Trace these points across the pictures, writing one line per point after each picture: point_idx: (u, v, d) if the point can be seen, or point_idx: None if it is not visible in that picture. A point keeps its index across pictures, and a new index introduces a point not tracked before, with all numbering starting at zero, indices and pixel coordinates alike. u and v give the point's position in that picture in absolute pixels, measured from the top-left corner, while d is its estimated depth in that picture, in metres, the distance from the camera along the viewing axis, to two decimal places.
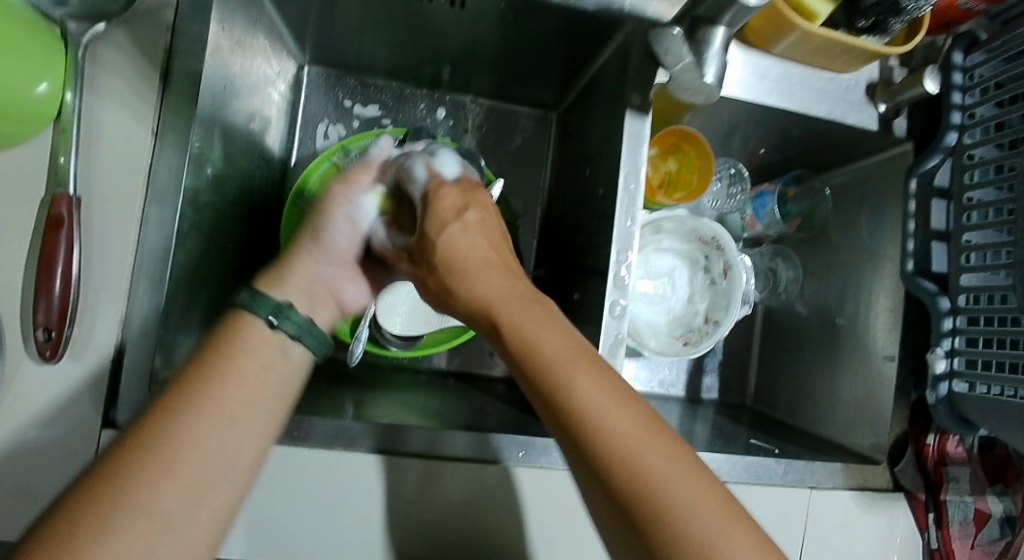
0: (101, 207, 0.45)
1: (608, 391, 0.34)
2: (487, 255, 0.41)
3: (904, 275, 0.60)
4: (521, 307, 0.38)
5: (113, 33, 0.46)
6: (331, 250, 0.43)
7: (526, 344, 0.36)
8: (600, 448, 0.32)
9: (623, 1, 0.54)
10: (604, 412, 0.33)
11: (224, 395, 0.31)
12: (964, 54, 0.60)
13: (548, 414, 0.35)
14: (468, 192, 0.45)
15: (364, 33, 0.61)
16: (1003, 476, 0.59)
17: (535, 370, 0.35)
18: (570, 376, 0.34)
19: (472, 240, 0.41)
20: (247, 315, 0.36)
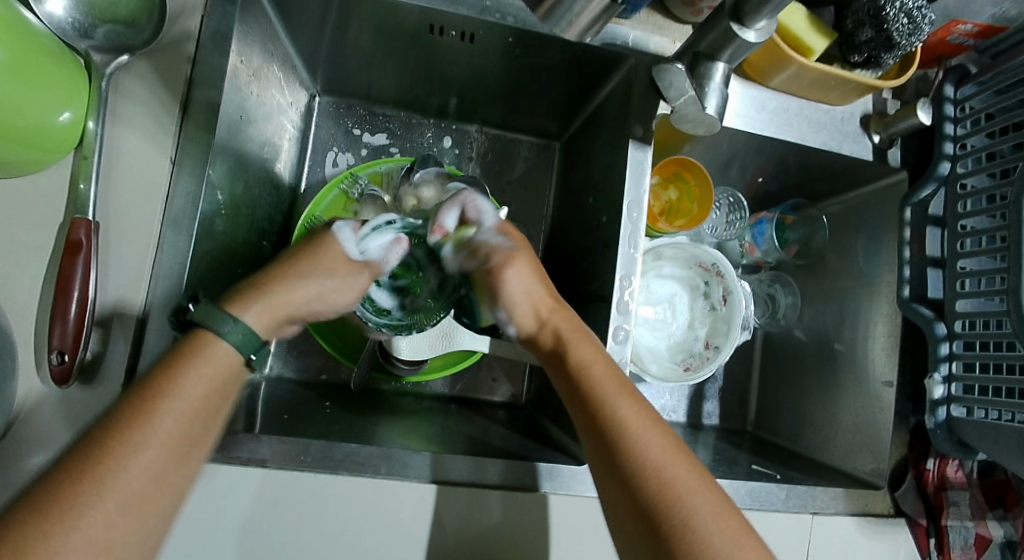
0: (118, 231, 0.46)
1: (646, 419, 0.41)
2: (546, 300, 0.49)
3: (901, 301, 0.62)
4: (577, 346, 0.45)
5: (135, 64, 0.48)
6: (318, 298, 0.44)
7: (575, 370, 0.44)
8: (631, 455, 0.39)
9: (627, 38, 0.57)
10: (637, 427, 0.40)
11: (173, 419, 0.34)
12: (955, 87, 0.63)
13: (588, 427, 0.42)
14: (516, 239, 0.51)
15: (376, 64, 0.63)
16: (1002, 500, 0.60)
17: (582, 389, 0.43)
18: (610, 397, 0.42)
19: (527, 287, 0.49)
20: (216, 339, 0.38)
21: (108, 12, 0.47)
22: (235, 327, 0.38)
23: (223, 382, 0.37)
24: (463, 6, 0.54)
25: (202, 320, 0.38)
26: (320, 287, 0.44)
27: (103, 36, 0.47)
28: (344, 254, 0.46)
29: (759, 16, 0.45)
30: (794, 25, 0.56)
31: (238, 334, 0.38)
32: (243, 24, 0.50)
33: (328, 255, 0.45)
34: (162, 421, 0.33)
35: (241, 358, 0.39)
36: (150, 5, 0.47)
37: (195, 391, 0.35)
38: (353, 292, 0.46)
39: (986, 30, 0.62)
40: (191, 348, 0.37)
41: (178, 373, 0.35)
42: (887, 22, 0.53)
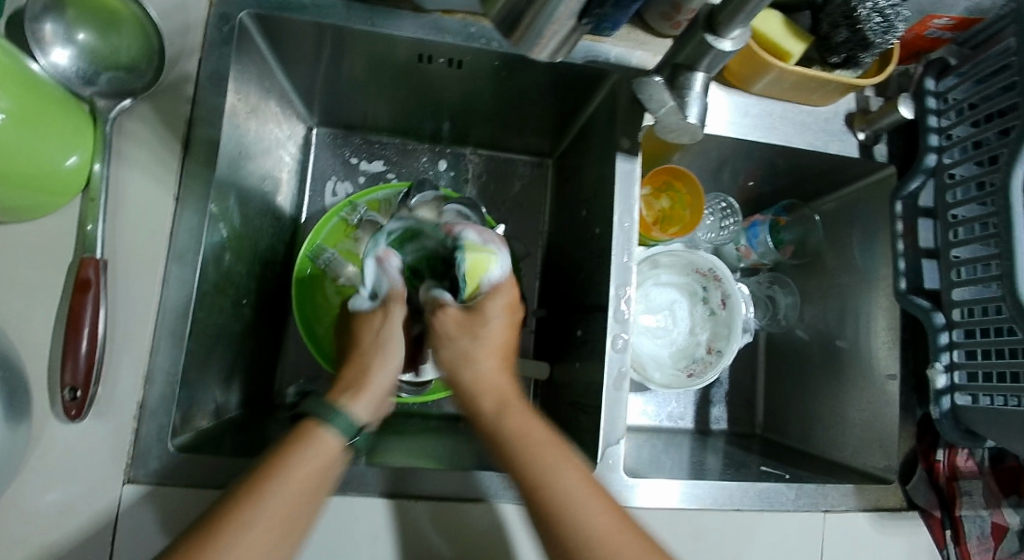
0: (126, 267, 0.47)
1: (588, 490, 0.41)
2: (485, 366, 0.46)
3: (898, 293, 0.63)
4: (514, 412, 0.45)
5: (138, 108, 0.49)
6: (389, 358, 0.47)
7: (512, 443, 0.43)
8: (571, 537, 0.39)
9: (609, 54, 0.59)
10: (576, 506, 0.40)
11: (280, 498, 0.37)
12: (936, 80, 0.65)
13: (528, 505, 0.41)
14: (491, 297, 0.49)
15: (370, 94, 0.65)
16: (1016, 487, 0.60)
17: (519, 465, 0.42)
18: (551, 473, 0.41)
19: (461, 353, 0.46)
20: (323, 426, 0.42)
21: (111, 60, 0.48)
22: (339, 415, 0.42)
23: (328, 468, 0.40)
24: (450, 33, 0.56)
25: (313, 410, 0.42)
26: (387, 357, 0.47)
27: (107, 83, 0.48)
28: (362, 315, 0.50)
29: (732, 26, 0.47)
30: (771, 31, 0.58)
31: (341, 422, 0.42)
32: (239, 64, 0.52)
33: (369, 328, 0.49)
34: (269, 500, 0.37)
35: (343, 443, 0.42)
36: (150, 52, 0.49)
37: (304, 472, 0.39)
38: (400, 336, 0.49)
39: (962, 23, 0.64)
40: (300, 435, 0.41)
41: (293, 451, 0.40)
42: (861, 22, 0.54)
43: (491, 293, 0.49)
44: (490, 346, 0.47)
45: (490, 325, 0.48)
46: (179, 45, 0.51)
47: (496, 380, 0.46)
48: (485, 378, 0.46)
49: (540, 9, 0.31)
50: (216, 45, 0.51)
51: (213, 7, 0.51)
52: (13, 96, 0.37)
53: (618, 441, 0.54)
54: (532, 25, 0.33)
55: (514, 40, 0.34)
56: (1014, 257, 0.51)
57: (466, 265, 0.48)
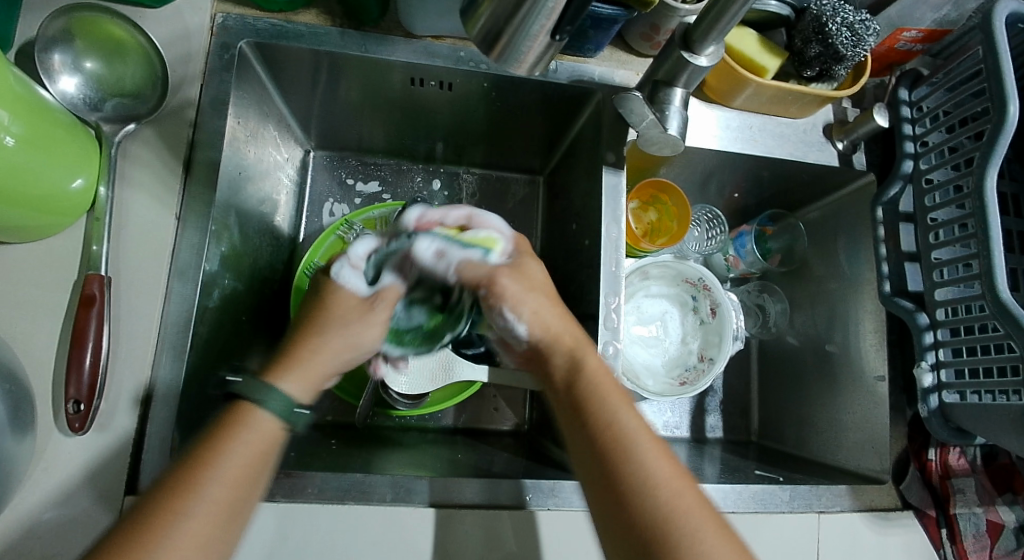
0: (128, 285, 0.49)
1: (638, 422, 0.45)
2: (539, 320, 0.50)
3: (883, 297, 0.65)
4: (577, 356, 0.49)
5: (142, 131, 0.51)
6: (346, 346, 0.50)
7: (587, 387, 0.47)
8: (623, 456, 0.42)
9: (593, 74, 0.62)
10: (631, 433, 0.43)
11: (217, 487, 0.38)
12: (909, 90, 0.68)
13: (592, 453, 0.44)
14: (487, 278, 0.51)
15: (366, 117, 0.68)
16: (1010, 486, 0.62)
17: (584, 400, 0.46)
18: (614, 411, 0.45)
19: (533, 306, 0.50)
20: (259, 407, 0.43)
21: (116, 87, 0.50)
22: (275, 398, 0.43)
23: (265, 449, 0.42)
24: (440, 57, 0.58)
25: (250, 393, 0.43)
26: (343, 338, 0.50)
27: (112, 108, 0.50)
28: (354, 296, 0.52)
29: (707, 43, 0.49)
30: (746, 48, 0.60)
31: (276, 402, 0.43)
32: (239, 90, 0.55)
33: (328, 313, 0.50)
34: (208, 486, 0.38)
35: (280, 424, 0.43)
36: (154, 79, 0.51)
37: (237, 459, 0.40)
38: (375, 327, 0.51)
39: (931, 34, 0.67)
40: (233, 418, 0.42)
41: (226, 436, 0.40)
42: (831, 37, 0.57)
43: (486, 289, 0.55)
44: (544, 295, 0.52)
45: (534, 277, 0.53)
46: (181, 73, 0.53)
47: (554, 329, 0.50)
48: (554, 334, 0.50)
49: (519, 27, 0.32)
50: (217, 71, 0.53)
51: (213, 37, 0.54)
52: (24, 121, 0.39)
53: None
54: (512, 44, 0.33)
55: (493, 56, 0.35)
56: (991, 256, 0.54)
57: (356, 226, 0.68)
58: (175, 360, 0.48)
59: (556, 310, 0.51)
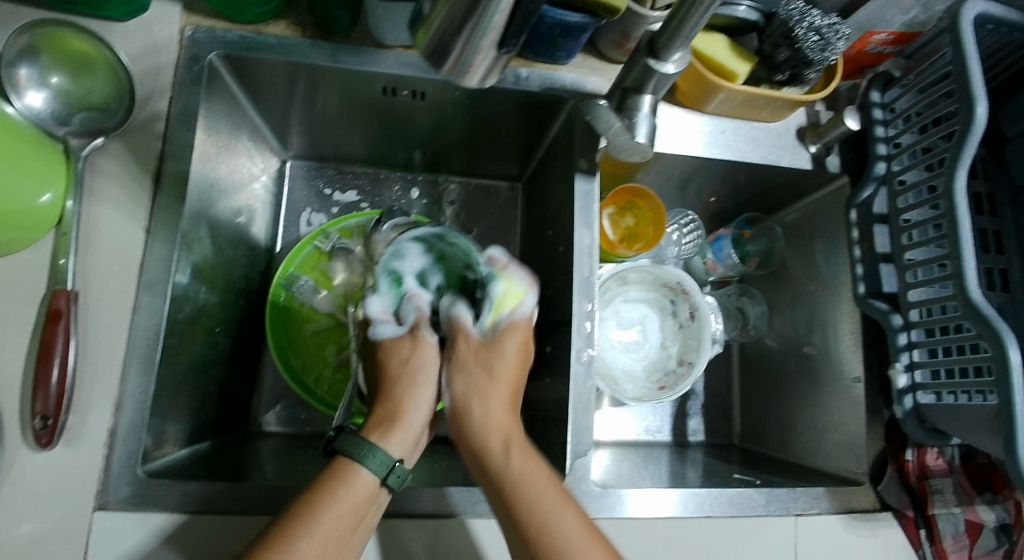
0: (97, 299, 0.49)
1: (573, 516, 0.44)
2: (476, 411, 0.49)
3: (858, 298, 0.65)
4: (508, 447, 0.47)
5: (110, 145, 0.51)
6: (427, 393, 0.50)
7: (515, 488, 0.44)
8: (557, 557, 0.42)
9: (565, 82, 0.62)
10: (564, 532, 0.43)
11: (308, 546, 0.40)
12: (881, 93, 0.69)
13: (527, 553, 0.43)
14: (484, 348, 0.51)
15: (342, 127, 0.68)
16: (990, 485, 0.63)
17: (510, 498, 0.44)
18: (543, 509, 0.44)
19: (475, 390, 0.50)
20: (360, 465, 0.44)
21: (84, 101, 0.50)
22: (374, 455, 0.44)
23: (363, 506, 0.43)
24: (412, 67, 0.59)
25: (353, 452, 0.44)
26: (419, 388, 0.49)
27: (80, 122, 0.50)
28: (394, 341, 0.51)
29: (673, 49, 0.49)
30: (716, 54, 0.61)
31: (375, 462, 0.44)
32: (209, 102, 0.55)
33: (389, 361, 0.50)
34: (299, 544, 0.40)
35: (380, 481, 0.44)
36: (122, 92, 0.51)
37: (329, 519, 0.41)
38: (431, 357, 0.51)
39: (901, 37, 0.67)
40: (333, 475, 0.43)
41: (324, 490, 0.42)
42: (800, 42, 0.58)
43: (505, 330, 0.53)
44: (504, 382, 0.50)
45: (502, 361, 0.51)
46: (149, 85, 0.53)
47: (484, 417, 0.48)
48: (488, 425, 0.48)
49: (464, 42, 0.31)
50: (186, 84, 0.53)
51: (183, 49, 0.54)
52: None
53: (586, 452, 0.56)
54: (459, 60, 0.32)
55: (442, 71, 0.34)
56: (962, 257, 0.54)
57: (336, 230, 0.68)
58: (146, 373, 0.48)
59: (500, 397, 0.50)
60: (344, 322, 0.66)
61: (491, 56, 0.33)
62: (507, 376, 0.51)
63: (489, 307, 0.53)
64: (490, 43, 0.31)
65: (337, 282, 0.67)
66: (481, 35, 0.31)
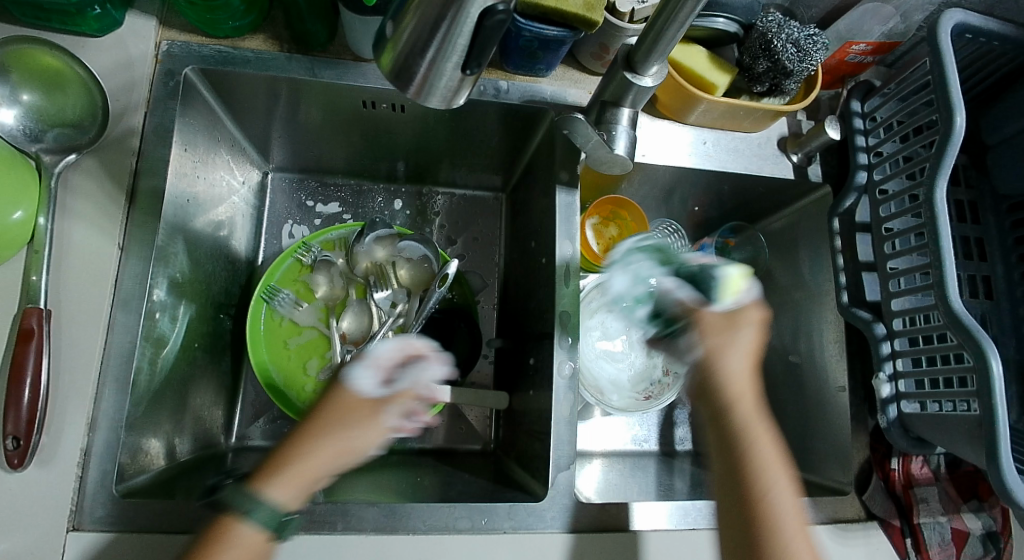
0: (70, 317, 0.48)
1: (792, 499, 0.42)
2: (740, 372, 0.45)
3: (842, 307, 0.65)
4: (755, 417, 0.44)
5: (84, 162, 0.51)
6: (344, 451, 0.41)
7: (746, 454, 0.43)
8: (769, 533, 0.40)
9: (545, 93, 0.62)
10: (782, 510, 0.41)
11: None
12: (862, 102, 0.69)
13: (743, 525, 0.41)
14: (695, 330, 0.46)
15: (323, 139, 0.67)
16: (976, 492, 0.63)
17: (740, 464, 0.42)
18: (769, 484, 0.42)
19: (740, 356, 0.46)
20: (240, 520, 0.38)
21: (57, 117, 0.49)
22: (258, 509, 0.38)
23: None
24: None
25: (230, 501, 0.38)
26: (342, 444, 0.41)
27: (54, 139, 0.49)
28: (360, 395, 0.43)
29: (649, 64, 0.50)
30: (695, 64, 0.61)
31: (261, 515, 0.38)
32: (185, 116, 0.54)
33: (336, 406, 0.43)
34: None
35: (268, 537, 0.38)
36: (94, 109, 0.51)
37: None
38: (375, 436, 0.43)
39: (879, 47, 0.67)
40: (217, 532, 0.38)
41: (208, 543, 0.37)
42: (778, 53, 0.58)
43: (736, 308, 0.48)
44: (748, 349, 0.46)
45: (743, 330, 0.47)
46: (124, 101, 0.53)
47: (730, 381, 0.45)
48: (721, 471, 0.43)
49: (429, 63, 0.32)
50: (162, 99, 0.53)
51: (158, 64, 0.54)
52: None
53: (568, 466, 0.55)
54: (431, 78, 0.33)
55: (407, 93, 0.34)
56: (943, 266, 0.54)
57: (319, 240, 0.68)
58: (120, 391, 0.48)
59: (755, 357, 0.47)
60: (327, 335, 0.66)
61: (454, 82, 0.33)
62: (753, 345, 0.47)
63: (717, 287, 0.49)
64: (452, 67, 0.32)
65: (319, 295, 0.67)
66: (445, 58, 0.32)
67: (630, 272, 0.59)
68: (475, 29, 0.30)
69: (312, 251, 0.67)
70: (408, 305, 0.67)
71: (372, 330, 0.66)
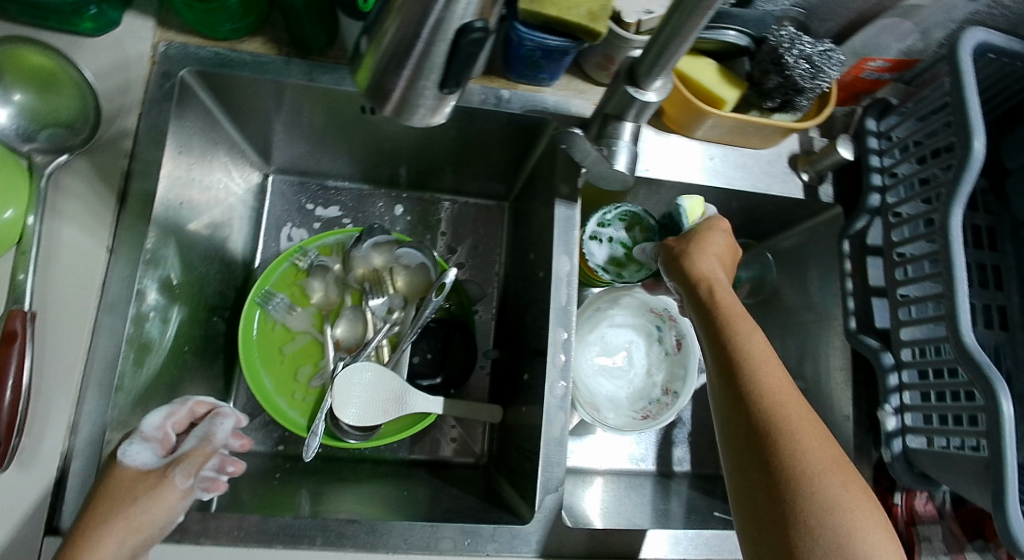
0: (55, 318, 0.48)
1: (764, 344, 0.47)
2: (707, 263, 0.54)
3: (849, 333, 0.63)
4: (724, 293, 0.51)
5: (75, 163, 0.50)
6: (133, 531, 0.41)
7: (719, 313, 0.49)
8: (743, 365, 0.45)
9: (548, 103, 0.60)
10: (751, 347, 0.46)
11: None
12: (877, 120, 0.67)
13: (717, 367, 0.47)
14: (688, 237, 0.56)
15: (322, 143, 0.67)
16: (981, 531, 0.60)
17: (713, 321, 0.49)
18: (739, 330, 0.47)
19: (712, 255, 0.55)
20: None
21: (49, 118, 0.49)
22: None
23: None
24: None
25: None
26: (125, 526, 0.41)
27: (46, 140, 0.49)
28: (137, 471, 0.44)
29: (653, 78, 0.47)
30: (704, 78, 0.59)
31: None
32: (181, 118, 0.54)
33: (114, 491, 0.42)
34: None
35: None
36: (87, 111, 0.50)
37: None
38: (172, 501, 0.43)
39: (898, 64, 0.65)
40: None
41: None
42: (790, 69, 0.56)
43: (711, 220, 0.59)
44: (715, 250, 0.55)
45: (713, 237, 0.56)
46: (118, 102, 0.52)
47: (709, 269, 0.53)
48: (705, 342, 0.50)
49: (406, 82, 0.32)
50: (156, 101, 0.52)
51: (155, 66, 0.53)
52: None
53: (556, 488, 0.54)
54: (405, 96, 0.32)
55: (386, 111, 0.34)
56: (956, 297, 0.51)
57: (319, 245, 0.67)
58: (104, 396, 0.47)
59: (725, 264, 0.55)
60: (321, 341, 0.65)
61: (434, 101, 0.33)
62: (725, 253, 0.56)
63: (683, 214, 0.61)
64: (431, 85, 0.32)
65: (313, 300, 0.66)
66: (421, 75, 0.31)
67: (608, 243, 0.67)
68: (454, 46, 0.29)
69: (309, 252, 0.66)
70: (404, 313, 0.66)
71: (367, 337, 0.65)
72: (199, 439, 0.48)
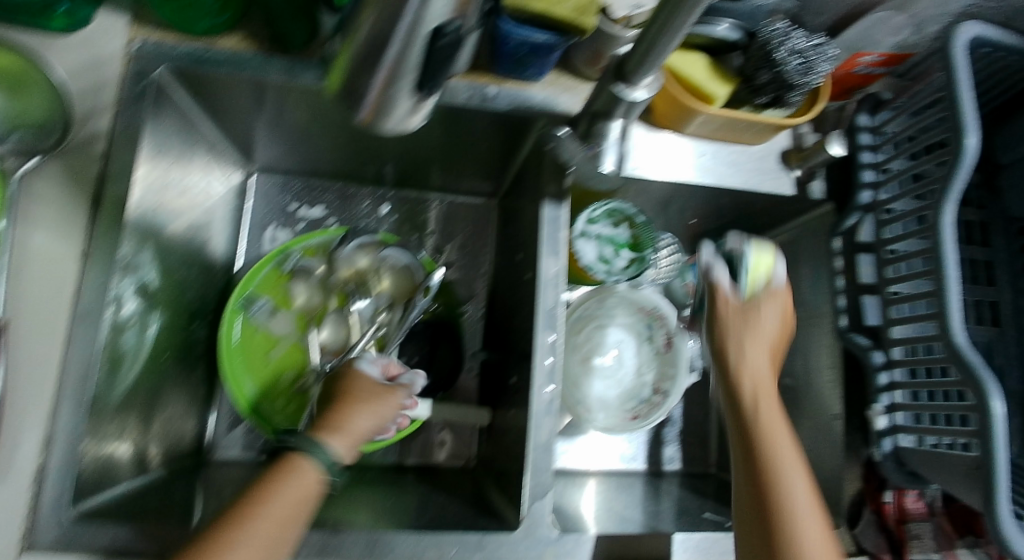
0: (27, 329, 0.46)
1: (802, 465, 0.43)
2: (752, 352, 0.48)
3: (839, 332, 0.63)
4: (770, 404, 0.46)
5: (47, 166, 0.49)
6: (380, 415, 0.49)
7: (758, 422, 0.45)
8: (775, 493, 0.42)
9: (536, 99, 0.59)
10: (788, 468, 0.42)
11: (263, 527, 0.39)
12: (870, 116, 0.66)
13: (748, 481, 0.43)
14: (740, 307, 0.51)
15: (305, 141, 0.65)
16: (971, 528, 0.61)
17: (752, 430, 0.45)
18: (776, 448, 0.43)
19: (762, 347, 0.49)
20: (307, 458, 0.43)
21: (21, 118, 0.48)
22: (320, 456, 0.44)
23: (308, 500, 0.42)
24: None
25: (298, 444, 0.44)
26: (374, 405, 0.49)
27: (18, 140, 0.48)
28: (372, 379, 0.52)
29: (643, 73, 0.46)
30: (695, 74, 0.58)
31: (324, 460, 0.44)
32: (155, 119, 0.52)
33: (361, 380, 0.51)
34: (250, 528, 0.38)
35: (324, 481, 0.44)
36: (58, 109, 0.49)
37: (280, 505, 0.40)
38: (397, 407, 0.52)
39: (893, 58, 0.65)
40: (284, 468, 0.43)
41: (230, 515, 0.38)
42: (781, 65, 0.55)
43: (769, 289, 0.52)
44: (765, 330, 0.50)
45: (764, 316, 0.50)
46: (90, 103, 0.50)
47: (753, 361, 0.48)
48: (738, 452, 0.45)
49: (380, 84, 0.30)
50: (130, 100, 0.50)
51: (128, 63, 0.51)
52: None
53: (544, 494, 0.53)
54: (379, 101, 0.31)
55: (359, 115, 0.33)
56: (947, 296, 0.51)
57: (301, 247, 0.65)
58: (81, 406, 0.46)
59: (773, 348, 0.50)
60: (305, 345, 0.64)
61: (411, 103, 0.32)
62: (777, 332, 0.51)
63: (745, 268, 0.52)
64: (406, 88, 0.31)
65: (297, 304, 0.65)
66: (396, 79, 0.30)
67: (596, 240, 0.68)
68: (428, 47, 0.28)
69: (293, 253, 0.65)
70: (391, 314, 0.64)
71: (351, 341, 0.64)
72: (404, 375, 0.56)
